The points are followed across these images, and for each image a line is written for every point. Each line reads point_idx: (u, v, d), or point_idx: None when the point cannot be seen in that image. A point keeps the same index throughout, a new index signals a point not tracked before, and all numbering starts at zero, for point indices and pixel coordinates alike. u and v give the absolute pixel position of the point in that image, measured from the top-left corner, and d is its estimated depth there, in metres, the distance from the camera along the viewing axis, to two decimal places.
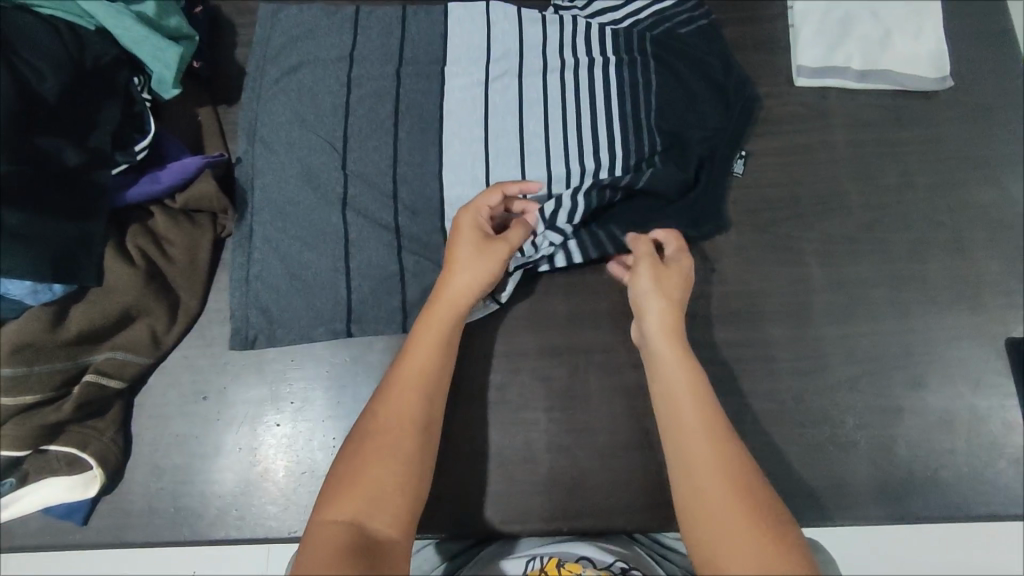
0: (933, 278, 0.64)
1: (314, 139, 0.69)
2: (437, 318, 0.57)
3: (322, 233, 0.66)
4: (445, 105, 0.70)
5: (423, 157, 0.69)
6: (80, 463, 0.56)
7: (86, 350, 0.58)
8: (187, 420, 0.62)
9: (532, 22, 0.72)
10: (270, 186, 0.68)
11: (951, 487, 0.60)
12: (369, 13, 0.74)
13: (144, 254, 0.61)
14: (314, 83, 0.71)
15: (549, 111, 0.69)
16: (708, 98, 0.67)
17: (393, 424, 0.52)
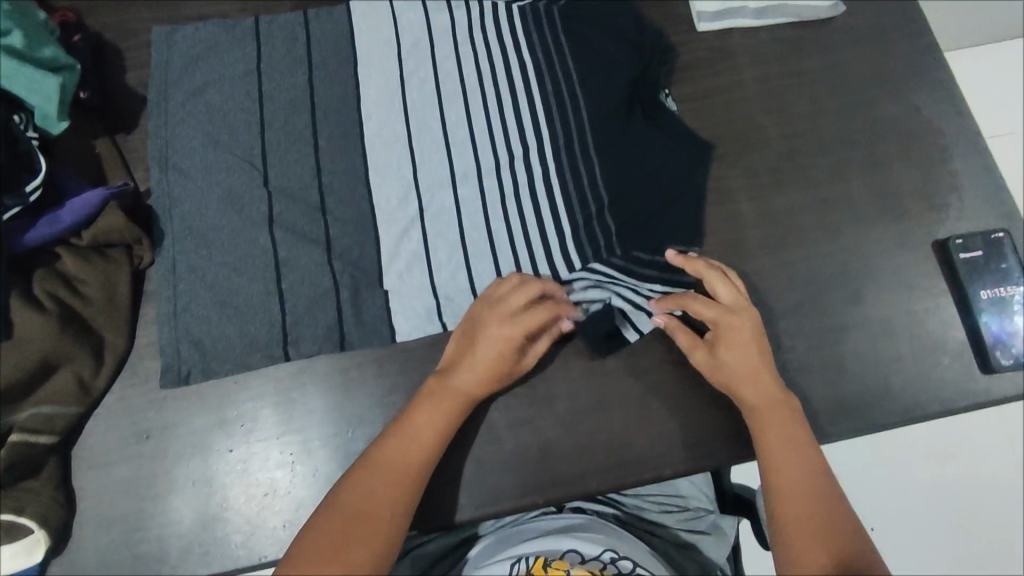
0: (856, 195, 0.66)
1: (231, 159, 0.64)
2: (445, 399, 0.55)
3: (250, 256, 0.62)
4: (362, 103, 0.67)
5: (347, 162, 0.65)
6: (19, 530, 0.53)
7: (7, 410, 0.54)
8: (131, 464, 0.58)
9: (438, 8, 0.70)
10: (185, 215, 0.63)
11: (904, 391, 0.60)
12: (270, 22, 0.69)
13: (55, 298, 0.57)
14: (223, 103, 0.66)
15: (470, 98, 0.67)
16: (625, 60, 0.67)
17: (372, 503, 0.50)
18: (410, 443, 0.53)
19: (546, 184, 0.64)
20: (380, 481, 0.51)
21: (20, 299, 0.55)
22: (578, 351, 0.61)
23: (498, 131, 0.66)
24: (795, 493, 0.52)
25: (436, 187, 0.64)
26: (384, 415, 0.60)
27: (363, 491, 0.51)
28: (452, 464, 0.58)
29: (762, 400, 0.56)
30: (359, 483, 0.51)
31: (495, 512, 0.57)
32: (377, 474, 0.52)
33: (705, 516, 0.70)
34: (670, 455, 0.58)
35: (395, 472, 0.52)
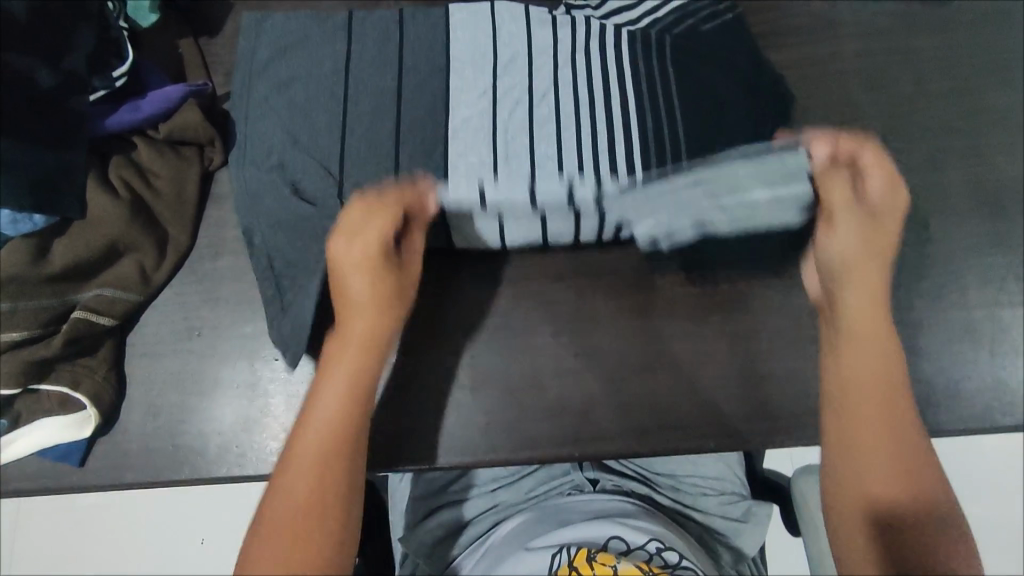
0: (952, 187, 0.62)
1: (310, 84, 0.63)
2: (348, 355, 0.52)
3: (314, 178, 0.60)
4: (449, 45, 0.64)
5: (432, 112, 0.62)
6: (73, 403, 0.55)
7: (74, 287, 0.56)
8: (181, 358, 0.59)
9: (543, 23, 0.64)
10: (253, 135, 0.61)
11: (975, 398, 0.57)
12: (364, 20, 0.65)
13: (128, 187, 0.58)
14: (307, 28, 0.65)
15: (559, 53, 0.63)
16: (724, 37, 0.64)
17: (311, 462, 0.48)
18: (326, 403, 0.50)
19: (629, 150, 0.59)
20: (314, 440, 0.49)
21: (98, 184, 0.56)
22: (633, 310, 0.59)
23: (585, 91, 0.61)
24: (851, 426, 0.49)
25: (511, 140, 0.59)
26: (431, 347, 0.58)
27: (296, 450, 0.48)
28: (493, 405, 0.57)
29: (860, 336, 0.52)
30: (291, 454, 0.49)
31: (529, 458, 0.56)
32: (308, 431, 0.49)
33: (739, 501, 0.67)
34: (714, 429, 0.57)
35: (342, 400, 0.50)
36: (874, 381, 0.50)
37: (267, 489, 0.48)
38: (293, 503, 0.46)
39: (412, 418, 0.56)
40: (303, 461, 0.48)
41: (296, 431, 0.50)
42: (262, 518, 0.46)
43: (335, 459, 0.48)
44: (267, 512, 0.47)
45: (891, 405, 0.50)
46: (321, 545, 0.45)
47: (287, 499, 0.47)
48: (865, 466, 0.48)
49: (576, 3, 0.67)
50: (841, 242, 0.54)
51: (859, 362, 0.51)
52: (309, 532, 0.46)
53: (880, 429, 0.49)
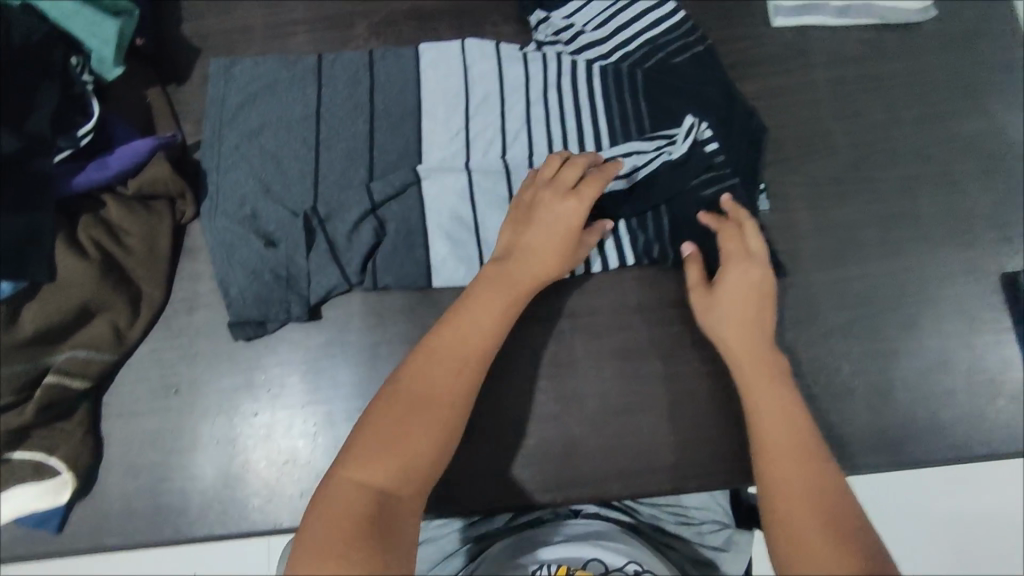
0: (924, 215, 0.62)
1: (282, 132, 0.62)
2: (504, 280, 0.51)
3: (285, 226, 0.59)
4: (421, 86, 0.63)
5: (406, 156, 0.62)
6: (49, 469, 0.54)
7: (46, 350, 0.55)
8: (158, 416, 0.58)
9: (514, 61, 0.64)
10: (226, 186, 0.61)
11: (952, 428, 0.57)
12: (334, 63, 0.64)
13: (98, 245, 0.57)
14: (277, 73, 0.64)
15: (532, 89, 0.63)
16: (695, 69, 0.64)
17: (438, 382, 0.46)
18: (466, 329, 0.49)
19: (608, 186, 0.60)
20: (450, 365, 0.47)
21: (66, 244, 0.56)
22: (613, 351, 0.59)
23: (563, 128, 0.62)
24: (771, 475, 0.47)
25: (488, 178, 0.60)
26: None
27: (427, 365, 0.47)
28: (474, 453, 0.57)
29: (760, 375, 0.52)
30: (423, 366, 0.47)
31: (511, 506, 0.56)
32: (441, 350, 0.48)
33: (722, 529, 0.67)
34: (696, 469, 0.57)
35: (494, 314, 0.50)
36: (784, 425, 0.49)
37: (378, 392, 0.46)
38: (407, 415, 0.44)
39: None
40: (429, 378, 0.46)
41: (438, 331, 0.49)
42: (368, 421, 0.44)
43: (463, 379, 0.47)
44: (383, 402, 0.45)
45: (804, 444, 0.48)
46: (430, 444, 0.44)
47: (401, 410, 0.44)
48: (790, 513, 0.45)
49: (547, 38, 0.66)
50: (721, 326, 0.55)
51: (768, 412, 0.50)
52: (414, 449, 0.43)
53: (799, 469, 0.47)
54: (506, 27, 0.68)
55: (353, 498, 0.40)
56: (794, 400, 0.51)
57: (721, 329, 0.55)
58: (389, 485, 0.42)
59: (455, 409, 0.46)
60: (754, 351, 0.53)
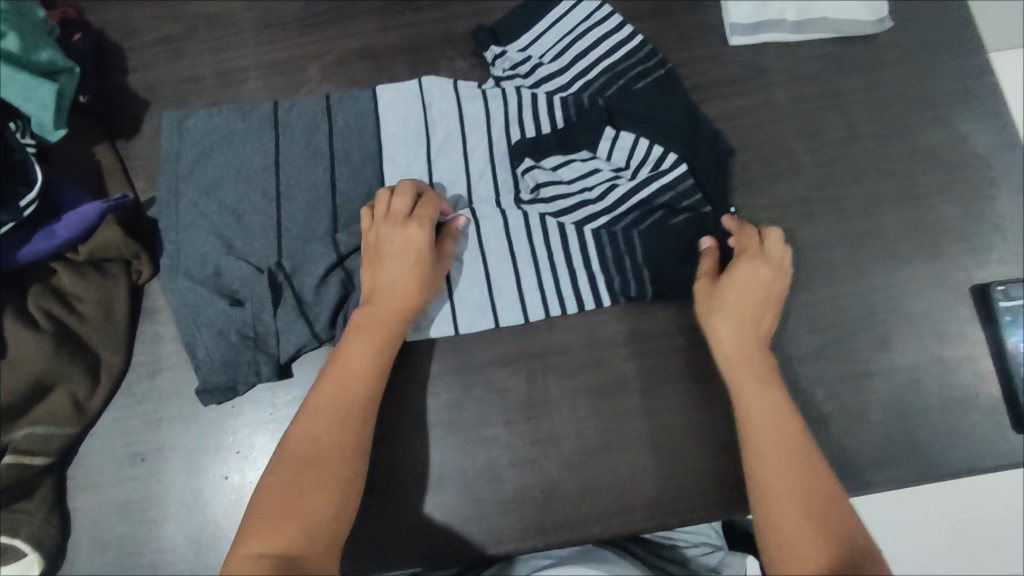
0: (890, 231, 0.62)
1: (240, 185, 0.60)
2: (371, 327, 0.53)
3: (250, 283, 0.58)
4: (379, 129, 0.62)
5: (367, 201, 0.60)
6: (14, 551, 0.53)
7: (4, 430, 0.54)
8: (125, 487, 0.57)
9: (473, 98, 0.62)
10: (187, 245, 0.59)
11: (929, 446, 0.57)
12: (289, 110, 0.63)
13: (49, 316, 0.55)
14: (232, 124, 0.62)
15: (494, 126, 0.62)
16: (656, 96, 0.63)
17: (319, 442, 0.49)
18: (341, 383, 0.51)
19: (578, 223, 0.59)
20: (328, 417, 0.50)
21: (16, 318, 0.54)
22: (587, 389, 0.58)
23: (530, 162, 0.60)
24: (765, 477, 0.48)
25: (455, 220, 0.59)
26: (383, 448, 0.57)
27: (309, 428, 0.50)
28: (451, 504, 0.56)
29: (751, 373, 0.53)
30: (302, 433, 0.50)
31: (490, 554, 0.55)
32: (319, 411, 0.50)
33: (714, 551, 0.67)
34: (678, 505, 0.56)
35: (366, 360, 0.52)
36: (777, 429, 0.50)
37: (272, 459, 0.49)
38: (298, 480, 0.47)
39: (368, 527, 0.55)
40: (311, 439, 0.49)
41: (316, 393, 0.51)
42: (262, 492, 0.47)
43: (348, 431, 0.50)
44: (271, 476, 0.48)
45: (798, 449, 0.49)
46: (326, 503, 0.47)
47: (289, 476, 0.48)
48: (783, 519, 0.46)
49: (505, 74, 0.64)
50: (720, 321, 0.55)
51: (762, 412, 0.51)
52: (309, 507, 0.46)
53: (791, 471, 0.48)
54: (462, 60, 0.67)
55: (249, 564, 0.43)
56: (784, 404, 0.51)
57: (718, 325, 0.55)
58: (293, 548, 0.44)
59: (344, 460, 0.49)
60: (748, 355, 0.54)
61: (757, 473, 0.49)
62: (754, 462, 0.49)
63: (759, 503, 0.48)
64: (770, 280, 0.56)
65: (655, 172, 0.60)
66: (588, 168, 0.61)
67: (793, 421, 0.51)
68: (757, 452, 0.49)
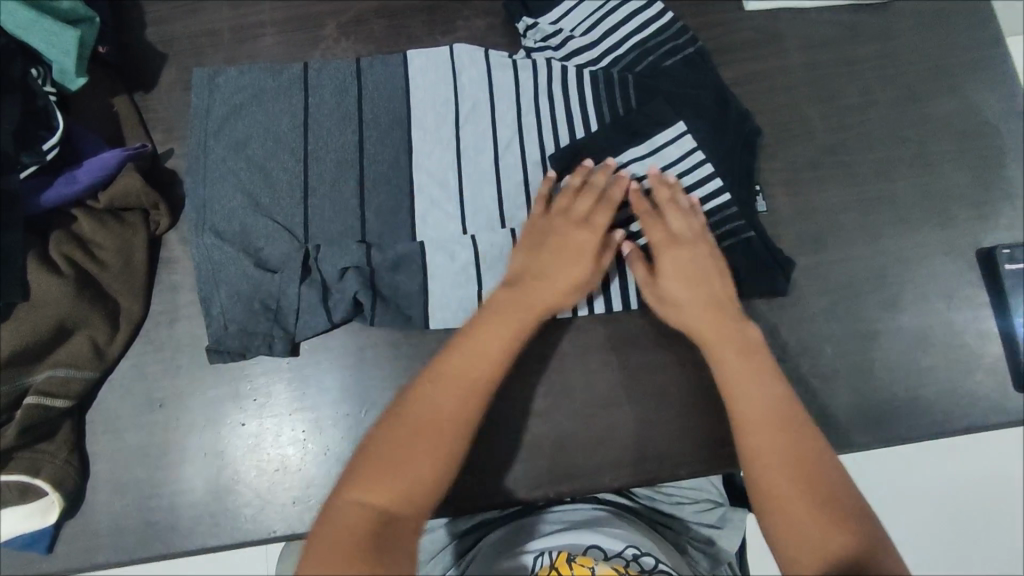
0: (901, 196, 0.63)
1: (269, 146, 0.60)
2: (512, 309, 0.52)
3: (278, 242, 0.58)
4: (409, 94, 0.62)
5: (393, 160, 0.60)
6: (35, 491, 0.53)
7: (23, 370, 0.54)
8: (144, 432, 0.58)
9: (503, 68, 0.62)
10: (213, 201, 0.59)
11: (934, 404, 0.58)
12: (319, 72, 0.62)
13: (71, 261, 0.56)
14: (263, 87, 0.62)
15: (522, 100, 0.61)
16: (687, 73, 0.62)
17: (438, 418, 0.48)
18: (472, 367, 0.50)
19: (613, 220, 0.59)
20: (444, 389, 0.49)
21: (37, 260, 0.55)
22: (600, 344, 0.59)
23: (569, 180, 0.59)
24: (758, 466, 0.47)
25: (490, 223, 0.59)
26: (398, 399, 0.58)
27: (427, 412, 0.48)
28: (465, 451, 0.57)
29: (739, 357, 0.51)
30: (439, 415, 0.48)
31: (503, 502, 0.56)
32: (449, 382, 0.49)
33: (715, 508, 0.67)
34: (686, 458, 0.57)
35: (503, 335, 0.52)
36: (763, 378, 0.50)
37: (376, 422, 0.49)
38: (396, 445, 0.47)
39: None
40: (438, 410, 0.48)
41: (431, 370, 0.50)
42: (370, 448, 0.47)
43: (461, 402, 0.49)
44: (361, 454, 0.47)
45: (782, 397, 0.49)
46: (431, 466, 0.47)
47: (396, 435, 0.47)
48: (785, 505, 0.45)
49: (536, 46, 0.64)
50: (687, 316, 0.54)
51: (748, 391, 0.50)
52: (410, 472, 0.46)
53: (779, 420, 0.48)
54: (480, 21, 0.67)
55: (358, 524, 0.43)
56: (768, 374, 0.51)
57: (683, 315, 0.54)
58: (392, 505, 0.45)
59: (450, 429, 0.48)
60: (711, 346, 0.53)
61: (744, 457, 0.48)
62: (745, 451, 0.48)
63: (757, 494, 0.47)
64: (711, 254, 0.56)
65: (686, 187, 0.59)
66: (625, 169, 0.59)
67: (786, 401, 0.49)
68: (749, 440, 0.48)
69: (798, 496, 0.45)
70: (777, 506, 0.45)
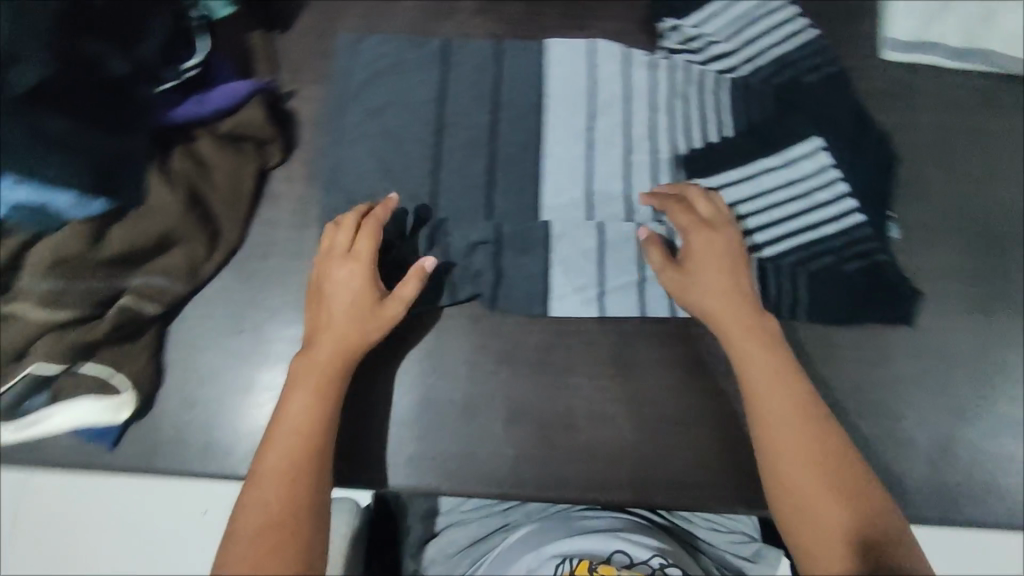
0: (1012, 276, 0.61)
1: (403, 115, 0.64)
2: (306, 371, 0.52)
3: (402, 207, 0.61)
4: (546, 81, 0.65)
5: (521, 153, 0.63)
6: (112, 387, 0.55)
7: (123, 272, 0.56)
8: (221, 353, 0.59)
9: (641, 66, 0.65)
10: (347, 161, 0.63)
11: (1006, 492, 0.57)
12: (460, 49, 0.66)
13: (186, 178, 0.58)
14: (401, 59, 0.65)
15: (659, 97, 0.65)
16: (826, 91, 0.64)
17: (275, 488, 0.47)
18: (292, 443, 0.49)
19: (742, 228, 0.62)
20: (286, 458, 0.48)
21: (155, 171, 0.56)
22: (677, 362, 0.59)
23: (699, 183, 0.63)
24: (786, 486, 0.47)
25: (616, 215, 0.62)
26: (469, 373, 0.59)
27: (262, 485, 0.47)
28: (525, 438, 0.57)
29: (759, 362, 0.52)
30: (248, 496, 0.47)
31: (554, 497, 0.56)
32: (282, 449, 0.48)
33: (748, 541, 0.66)
34: (743, 493, 0.56)
35: (310, 396, 0.51)
36: (777, 389, 0.50)
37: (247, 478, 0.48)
38: (257, 516, 0.45)
39: (444, 446, 0.57)
40: (283, 477, 0.47)
41: (276, 425, 0.50)
42: (246, 509, 0.46)
43: (299, 471, 0.48)
44: (246, 518, 0.46)
45: (811, 420, 0.49)
46: (285, 543, 0.45)
47: (269, 508, 0.46)
48: (809, 532, 0.45)
49: (676, 46, 0.66)
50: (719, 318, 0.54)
51: (773, 403, 0.50)
52: (265, 552, 0.44)
53: (790, 423, 0.49)
54: (614, 21, 0.68)
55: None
56: (794, 388, 0.50)
57: (702, 302, 0.55)
58: None
59: (295, 500, 0.46)
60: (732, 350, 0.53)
61: (768, 474, 0.49)
62: (767, 463, 0.49)
63: (778, 509, 0.48)
64: (738, 259, 0.56)
65: (814, 202, 0.62)
66: (756, 178, 0.63)
67: (821, 419, 0.49)
68: (773, 453, 0.49)
69: (844, 503, 0.45)
70: (812, 526, 0.45)
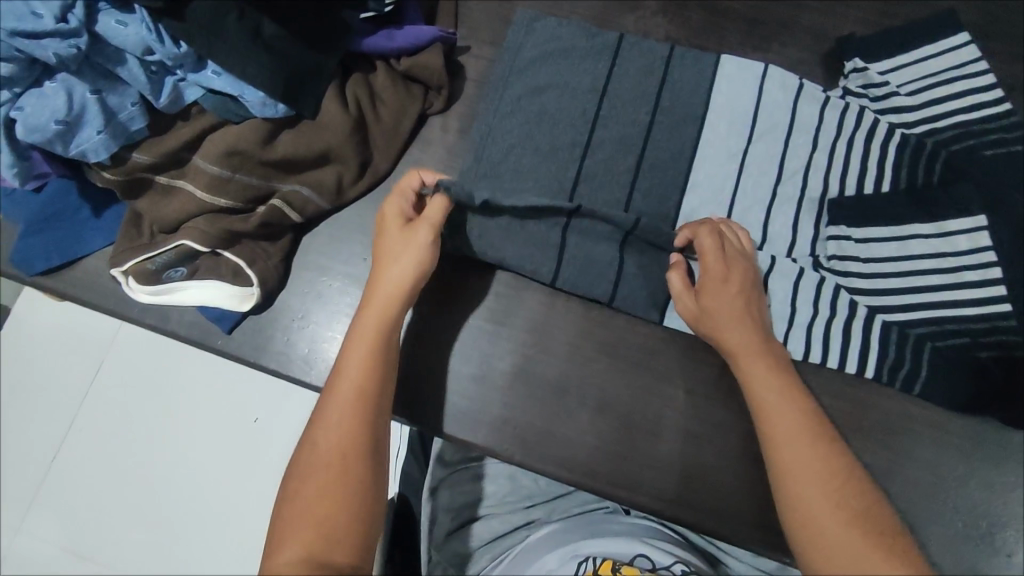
0: None
1: (565, 95, 0.64)
2: (361, 333, 0.51)
3: (543, 181, 0.62)
4: (710, 97, 0.64)
5: (671, 157, 0.63)
6: (244, 278, 0.59)
7: (279, 176, 0.60)
8: (344, 274, 0.62)
9: (812, 102, 0.63)
10: (502, 125, 0.64)
11: None
12: (633, 44, 0.65)
13: (357, 103, 0.61)
14: (576, 39, 0.66)
15: (823, 137, 0.63)
16: (1006, 168, 0.60)
17: (335, 448, 0.46)
18: (346, 400, 0.48)
19: (874, 286, 0.59)
20: (341, 416, 0.47)
21: (333, 91, 0.60)
22: None
23: (842, 231, 0.60)
24: (815, 529, 0.44)
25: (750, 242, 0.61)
26: (568, 356, 0.60)
27: (322, 447, 0.46)
28: (607, 433, 0.58)
29: (778, 404, 0.50)
30: (308, 459, 0.46)
31: (622, 498, 0.56)
32: (337, 409, 0.48)
33: None
34: None
35: (365, 353, 0.50)
36: (803, 441, 0.48)
37: (302, 444, 0.48)
38: (317, 483, 0.45)
39: (530, 421, 0.58)
40: (340, 437, 0.47)
41: (330, 387, 0.49)
42: (299, 479, 0.45)
43: (360, 425, 0.47)
44: (306, 482, 0.45)
45: (834, 460, 0.47)
46: (350, 500, 0.44)
47: (327, 473, 0.45)
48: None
49: (855, 89, 0.64)
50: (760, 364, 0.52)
51: (792, 445, 0.47)
52: (329, 513, 0.44)
53: (803, 446, 0.47)
54: (793, 54, 0.67)
55: (292, 573, 0.41)
56: (815, 433, 0.48)
57: (715, 330, 0.54)
58: (316, 548, 0.42)
59: (361, 456, 0.46)
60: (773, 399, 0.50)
61: (795, 516, 0.45)
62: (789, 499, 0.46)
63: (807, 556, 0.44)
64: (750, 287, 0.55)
65: (962, 280, 0.57)
66: (904, 239, 0.59)
67: (838, 453, 0.47)
68: (795, 490, 0.46)
69: (852, 529, 0.43)
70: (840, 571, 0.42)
